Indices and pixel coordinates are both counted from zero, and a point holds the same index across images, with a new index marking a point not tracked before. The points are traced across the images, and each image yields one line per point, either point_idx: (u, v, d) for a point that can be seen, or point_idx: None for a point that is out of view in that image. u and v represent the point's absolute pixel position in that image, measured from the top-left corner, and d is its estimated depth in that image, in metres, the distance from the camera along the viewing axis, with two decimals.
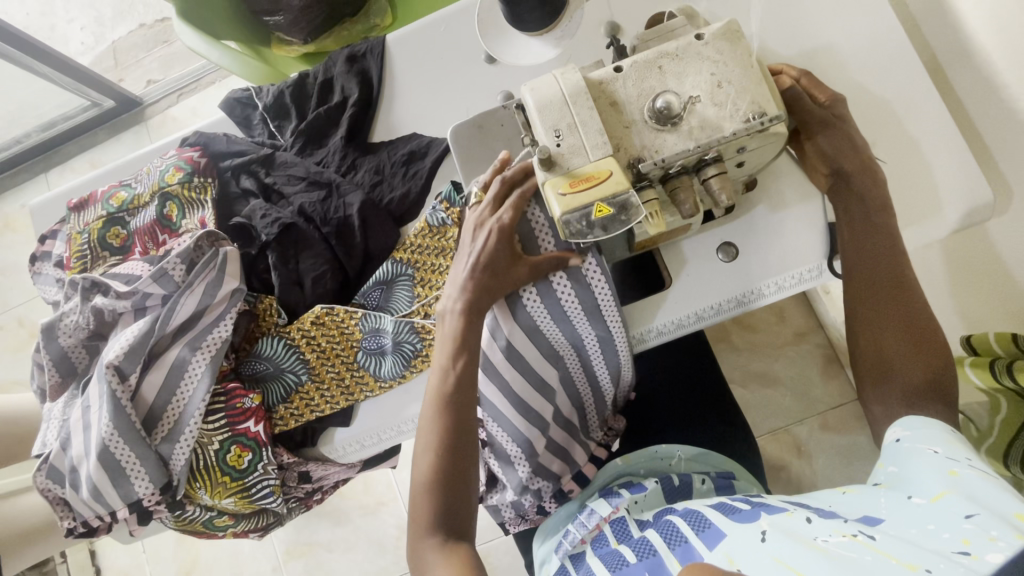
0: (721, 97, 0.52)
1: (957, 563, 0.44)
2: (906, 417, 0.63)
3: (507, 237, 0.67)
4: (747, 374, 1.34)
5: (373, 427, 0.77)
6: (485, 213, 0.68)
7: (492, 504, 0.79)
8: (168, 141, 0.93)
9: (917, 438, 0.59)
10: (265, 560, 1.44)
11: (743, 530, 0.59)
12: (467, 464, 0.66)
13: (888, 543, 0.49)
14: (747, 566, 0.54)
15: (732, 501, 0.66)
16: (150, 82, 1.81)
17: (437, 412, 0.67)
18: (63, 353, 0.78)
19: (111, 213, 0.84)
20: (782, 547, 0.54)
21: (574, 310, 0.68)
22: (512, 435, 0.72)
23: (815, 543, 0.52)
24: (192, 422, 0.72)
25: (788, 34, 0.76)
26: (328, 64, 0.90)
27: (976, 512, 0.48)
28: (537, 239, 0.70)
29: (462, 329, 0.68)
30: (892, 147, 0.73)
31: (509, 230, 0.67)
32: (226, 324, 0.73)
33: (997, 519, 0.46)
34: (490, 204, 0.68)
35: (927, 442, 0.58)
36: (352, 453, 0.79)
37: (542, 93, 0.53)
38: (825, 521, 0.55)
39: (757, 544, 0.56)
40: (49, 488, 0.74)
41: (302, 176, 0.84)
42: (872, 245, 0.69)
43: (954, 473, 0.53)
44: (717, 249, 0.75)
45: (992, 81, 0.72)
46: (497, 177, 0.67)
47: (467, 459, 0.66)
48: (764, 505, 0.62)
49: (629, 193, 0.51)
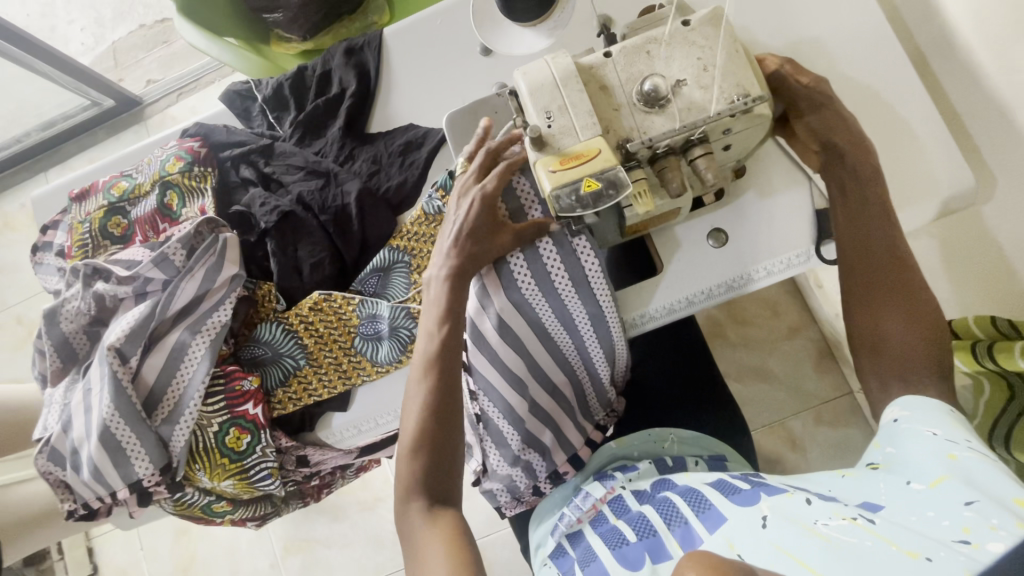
0: (707, 80, 0.54)
1: (959, 553, 0.45)
2: (909, 398, 0.63)
3: (489, 204, 0.68)
4: (741, 368, 1.35)
5: (371, 413, 0.78)
6: (469, 181, 0.69)
7: (487, 490, 0.80)
8: (169, 133, 0.95)
9: (916, 419, 0.59)
10: (263, 556, 1.44)
11: (743, 514, 0.60)
12: (454, 427, 0.67)
13: (888, 529, 0.51)
14: (746, 553, 0.55)
15: (732, 479, 0.67)
16: (150, 82, 1.83)
17: (424, 373, 0.69)
18: (64, 339, 0.79)
19: (112, 203, 0.86)
20: (783, 533, 0.55)
21: (563, 284, 0.68)
22: (507, 415, 0.73)
23: (816, 528, 0.54)
24: (191, 405, 0.73)
25: (775, 27, 0.78)
26: (326, 57, 0.92)
27: (976, 498, 0.49)
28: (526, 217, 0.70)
29: (448, 297, 0.69)
30: (877, 136, 0.75)
31: (492, 197, 0.68)
32: (225, 308, 0.75)
33: (997, 506, 0.47)
34: (475, 171, 0.69)
35: (926, 423, 0.59)
36: (349, 438, 0.80)
37: (534, 78, 0.55)
38: (824, 504, 0.57)
39: (758, 530, 0.57)
40: (50, 470, 0.75)
41: (301, 165, 0.86)
42: (871, 238, 0.70)
43: (954, 456, 0.53)
44: (708, 235, 0.76)
45: (974, 71, 0.74)
46: (482, 148, 0.69)
47: (454, 421, 0.67)
48: (762, 484, 0.63)
49: (616, 169, 0.53)
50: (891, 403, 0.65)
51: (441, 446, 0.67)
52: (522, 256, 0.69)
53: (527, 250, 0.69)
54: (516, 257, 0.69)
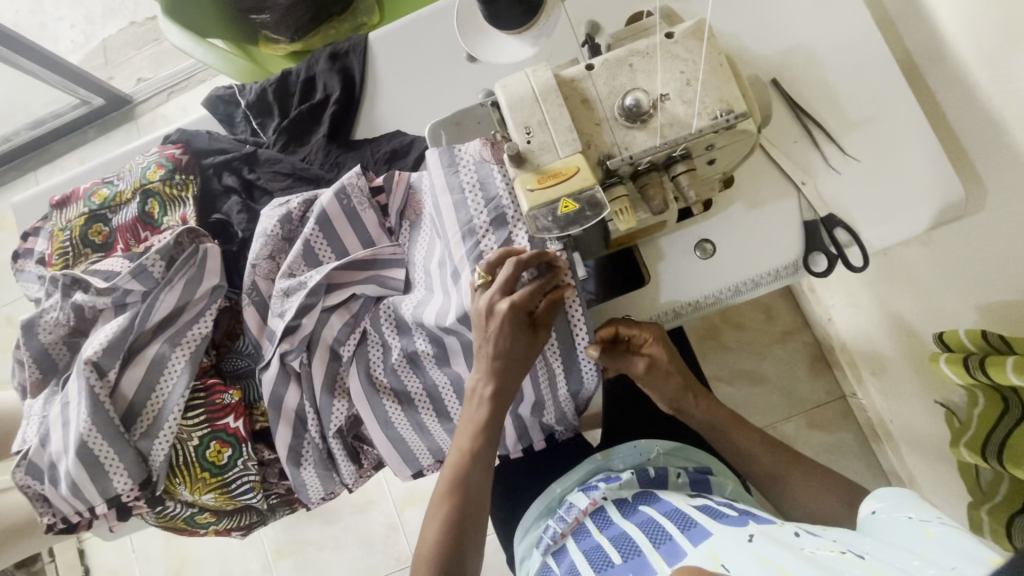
0: (690, 95, 0.53)
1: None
2: (882, 490, 0.63)
3: (522, 313, 0.64)
4: (734, 373, 1.34)
5: (295, 418, 0.77)
6: (496, 298, 0.64)
7: (334, 482, 0.82)
8: (152, 138, 0.94)
9: (892, 507, 0.60)
10: (255, 559, 1.44)
11: (730, 531, 0.61)
12: (473, 514, 0.67)
13: (876, 564, 0.51)
14: (731, 563, 0.56)
15: (718, 505, 0.69)
16: (139, 80, 1.81)
17: (448, 489, 0.67)
18: (43, 350, 0.78)
19: (94, 210, 0.84)
20: (768, 548, 0.56)
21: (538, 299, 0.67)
22: (424, 388, 0.76)
23: (803, 552, 0.55)
24: (171, 418, 0.72)
25: (765, 34, 0.77)
26: (310, 62, 0.90)
27: (959, 564, 0.47)
28: (507, 221, 0.68)
29: (505, 381, 0.66)
30: (868, 144, 0.74)
31: (523, 310, 0.64)
32: (206, 320, 0.74)
33: (973, 563, 0.46)
34: (499, 288, 0.63)
35: (901, 508, 0.59)
36: (291, 451, 0.78)
37: (514, 91, 0.54)
38: (813, 537, 0.57)
39: (744, 543, 0.58)
40: (28, 484, 0.74)
41: (287, 172, 0.85)
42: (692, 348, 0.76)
43: (930, 532, 0.54)
44: (694, 246, 0.75)
45: (965, 81, 0.73)
46: (509, 259, 0.63)
47: (478, 516, 0.67)
48: (750, 514, 0.65)
49: (595, 189, 0.52)
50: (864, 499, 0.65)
51: (460, 531, 0.66)
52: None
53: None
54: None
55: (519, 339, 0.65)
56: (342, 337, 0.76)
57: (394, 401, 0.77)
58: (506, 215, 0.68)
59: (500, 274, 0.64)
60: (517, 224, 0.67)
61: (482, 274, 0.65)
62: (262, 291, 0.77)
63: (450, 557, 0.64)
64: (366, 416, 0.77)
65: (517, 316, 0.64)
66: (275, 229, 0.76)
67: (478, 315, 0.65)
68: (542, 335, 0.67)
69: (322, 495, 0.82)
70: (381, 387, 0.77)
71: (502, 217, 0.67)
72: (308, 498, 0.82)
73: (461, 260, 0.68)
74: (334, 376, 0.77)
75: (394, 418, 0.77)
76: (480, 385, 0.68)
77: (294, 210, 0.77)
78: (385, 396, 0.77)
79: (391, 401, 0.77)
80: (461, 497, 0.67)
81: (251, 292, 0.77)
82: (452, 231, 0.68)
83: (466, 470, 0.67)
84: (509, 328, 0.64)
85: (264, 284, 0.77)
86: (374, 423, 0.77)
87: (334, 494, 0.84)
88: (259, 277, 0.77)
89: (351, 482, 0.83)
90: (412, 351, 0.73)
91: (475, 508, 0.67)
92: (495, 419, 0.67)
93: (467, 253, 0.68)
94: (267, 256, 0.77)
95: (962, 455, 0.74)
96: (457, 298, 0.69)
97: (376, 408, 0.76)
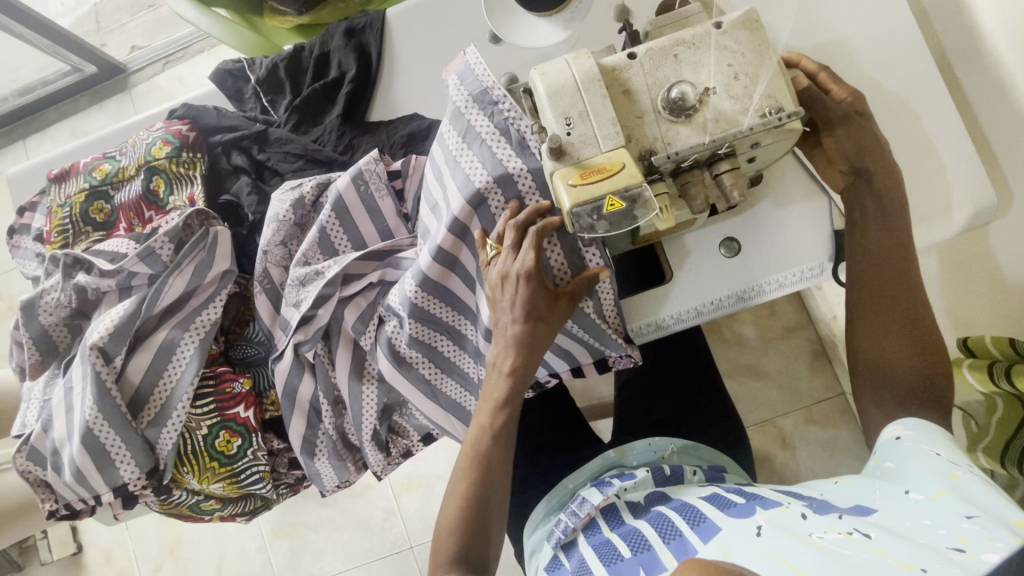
0: (737, 90, 0.51)
1: (953, 562, 0.44)
2: (909, 417, 0.63)
3: (539, 278, 0.62)
4: (736, 366, 1.34)
5: (308, 409, 0.76)
6: (508, 262, 0.62)
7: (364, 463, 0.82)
8: (156, 112, 0.90)
9: (919, 438, 0.59)
10: (251, 540, 1.43)
11: (739, 524, 0.59)
12: (491, 492, 0.66)
13: (884, 542, 0.49)
14: (741, 559, 0.54)
15: (726, 492, 0.67)
16: (134, 48, 1.74)
17: (468, 465, 0.66)
18: (43, 331, 0.75)
19: (94, 186, 0.80)
20: (777, 541, 0.54)
21: (528, 189, 0.61)
22: (449, 342, 0.72)
23: (811, 539, 0.53)
24: (180, 406, 0.70)
25: (800, 26, 0.74)
26: (325, 37, 0.87)
27: (976, 513, 0.48)
28: (464, 114, 0.63)
29: (522, 348, 0.64)
30: (898, 148, 0.72)
31: (537, 274, 0.61)
32: (216, 305, 0.72)
33: (997, 522, 0.46)
34: (511, 253, 0.61)
35: (927, 443, 0.58)
36: (320, 437, 0.77)
37: (554, 79, 0.52)
38: (820, 517, 0.56)
39: (753, 538, 0.56)
40: (29, 469, 0.72)
41: (299, 154, 0.82)
42: (859, 277, 0.68)
43: (956, 476, 0.53)
44: (720, 245, 0.72)
45: (1002, 81, 0.69)
46: (512, 223, 0.61)
47: (496, 498, 0.66)
48: (758, 498, 0.63)
49: (642, 187, 0.50)
50: (886, 424, 0.65)
51: (483, 504, 0.65)
52: (480, 166, 0.61)
53: (495, 173, 0.61)
54: (478, 173, 0.61)
55: (539, 306, 0.63)
56: (359, 327, 0.73)
57: (432, 366, 0.73)
58: (460, 106, 0.63)
59: (507, 239, 0.61)
60: (472, 110, 0.62)
61: (493, 245, 0.63)
62: (274, 278, 0.75)
63: (473, 532, 0.64)
64: (406, 391, 0.74)
65: (531, 282, 0.61)
66: (287, 213, 0.73)
67: (493, 285, 0.63)
68: (564, 303, 0.64)
69: (337, 483, 0.81)
70: (416, 360, 0.73)
71: (473, 130, 0.62)
72: (322, 487, 0.81)
73: (449, 192, 0.63)
74: (360, 364, 0.75)
75: (440, 383, 0.74)
76: (500, 361, 0.66)
77: (306, 196, 0.74)
78: (425, 371, 0.74)
79: (427, 366, 0.73)
80: (482, 475, 0.66)
81: (263, 280, 0.74)
82: (434, 156, 0.66)
83: (486, 450, 0.66)
84: (525, 292, 0.61)
85: (276, 271, 0.75)
86: (420, 394, 0.74)
87: (348, 482, 0.83)
88: (271, 264, 0.74)
89: (377, 468, 0.81)
90: (427, 312, 0.68)
91: (502, 491, 0.67)
92: (516, 395, 0.66)
93: (445, 164, 0.64)
94: (279, 242, 0.74)
95: (979, 460, 0.75)
96: (446, 212, 0.64)
97: (415, 381, 0.73)
